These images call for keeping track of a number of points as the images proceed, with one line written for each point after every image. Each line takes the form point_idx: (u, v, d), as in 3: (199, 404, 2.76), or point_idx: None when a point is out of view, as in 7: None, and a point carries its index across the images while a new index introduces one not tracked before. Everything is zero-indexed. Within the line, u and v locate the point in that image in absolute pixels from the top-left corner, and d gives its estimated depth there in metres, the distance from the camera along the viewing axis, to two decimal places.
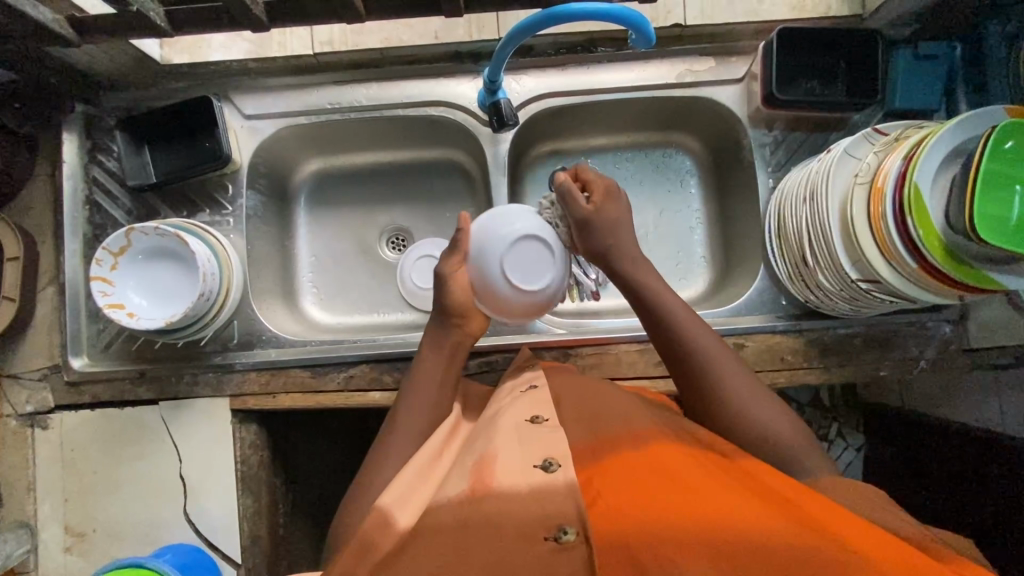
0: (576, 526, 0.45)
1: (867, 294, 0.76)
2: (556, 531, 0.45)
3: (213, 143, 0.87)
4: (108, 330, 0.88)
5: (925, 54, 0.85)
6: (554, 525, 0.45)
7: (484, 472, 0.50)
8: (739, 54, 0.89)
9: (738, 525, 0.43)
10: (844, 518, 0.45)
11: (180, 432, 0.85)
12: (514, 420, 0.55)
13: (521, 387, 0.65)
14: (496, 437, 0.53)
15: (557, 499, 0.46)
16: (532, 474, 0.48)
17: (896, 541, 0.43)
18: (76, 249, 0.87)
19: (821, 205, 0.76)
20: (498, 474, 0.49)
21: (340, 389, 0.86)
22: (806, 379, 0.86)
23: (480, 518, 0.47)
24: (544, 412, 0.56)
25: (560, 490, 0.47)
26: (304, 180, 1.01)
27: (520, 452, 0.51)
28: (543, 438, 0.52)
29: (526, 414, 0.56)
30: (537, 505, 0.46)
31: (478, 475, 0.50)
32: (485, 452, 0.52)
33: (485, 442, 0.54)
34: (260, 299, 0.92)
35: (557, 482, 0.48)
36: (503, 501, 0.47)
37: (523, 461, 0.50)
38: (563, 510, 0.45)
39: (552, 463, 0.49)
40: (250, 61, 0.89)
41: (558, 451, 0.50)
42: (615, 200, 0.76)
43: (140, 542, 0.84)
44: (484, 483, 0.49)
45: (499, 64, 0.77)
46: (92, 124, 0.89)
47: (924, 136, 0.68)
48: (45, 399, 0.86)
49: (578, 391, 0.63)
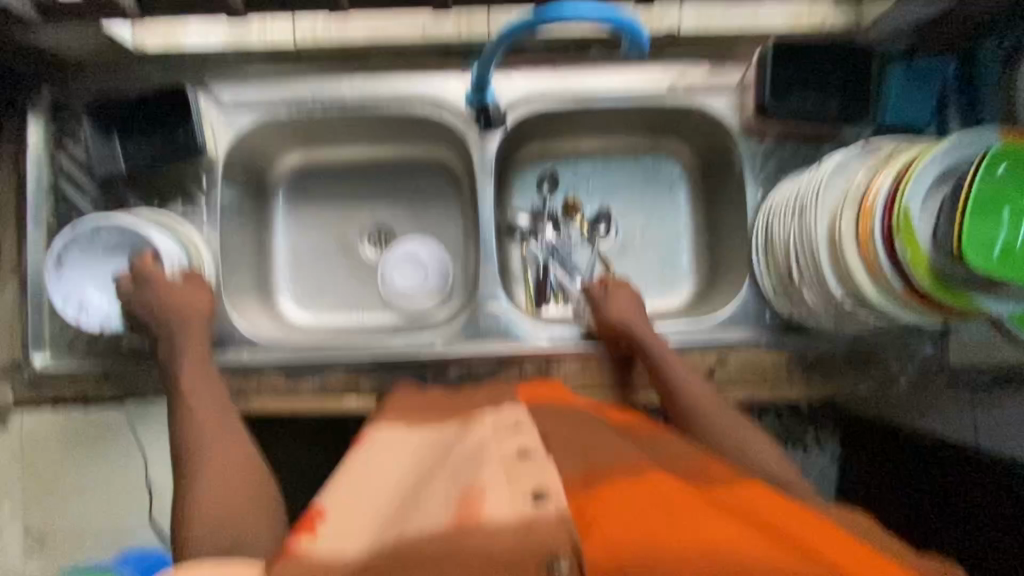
0: (570, 553, 0.43)
1: (852, 313, 0.75)
2: (550, 564, 0.42)
3: (186, 134, 0.82)
4: (72, 327, 0.84)
5: (919, 68, 0.83)
6: (546, 559, 0.43)
7: (471, 505, 0.47)
8: (735, 61, 0.87)
9: (732, 548, 0.42)
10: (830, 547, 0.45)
11: (147, 434, 0.82)
12: (501, 454, 0.53)
13: (508, 425, 0.59)
14: (483, 469, 0.51)
15: (546, 528, 0.44)
16: (520, 505, 0.47)
17: (883, 572, 0.43)
18: (40, 240, 0.83)
19: (810, 224, 0.75)
20: (488, 507, 0.47)
21: (315, 393, 0.84)
22: (787, 394, 0.86)
23: (460, 550, 0.43)
24: (529, 443, 0.54)
25: (549, 519, 0.45)
26: (282, 175, 0.98)
27: (508, 488, 0.49)
28: (528, 469, 0.50)
29: (515, 446, 0.54)
30: (527, 537, 0.44)
31: (464, 509, 0.47)
32: (470, 484, 0.50)
33: (471, 472, 0.52)
34: (233, 298, 0.88)
35: (548, 513, 0.46)
36: (490, 531, 0.44)
37: (510, 495, 0.48)
38: (557, 542, 0.43)
39: (543, 493, 0.48)
40: (229, 50, 0.87)
41: (549, 483, 0.49)
42: (626, 288, 0.84)
43: (103, 548, 0.81)
44: (471, 516, 0.46)
45: (488, 63, 0.75)
46: (58, 108, 0.84)
47: (915, 156, 0.67)
48: (5, 397, 0.83)
49: (563, 425, 0.62)
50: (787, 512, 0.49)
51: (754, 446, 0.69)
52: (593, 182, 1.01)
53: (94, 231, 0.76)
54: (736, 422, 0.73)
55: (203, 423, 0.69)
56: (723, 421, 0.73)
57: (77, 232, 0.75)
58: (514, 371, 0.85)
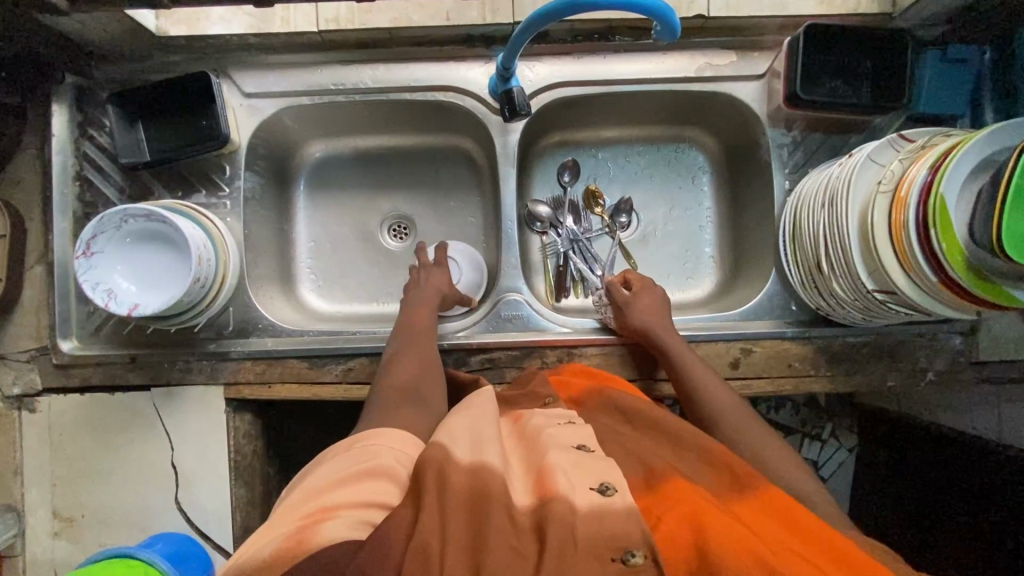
0: (644, 549, 0.42)
1: (881, 304, 0.74)
2: (624, 552, 0.42)
3: (211, 122, 0.83)
4: (98, 313, 0.85)
5: (954, 57, 0.82)
6: (621, 546, 0.43)
7: (546, 483, 0.48)
8: (763, 49, 0.86)
9: (790, 567, 0.41)
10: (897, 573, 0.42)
11: (172, 420, 0.83)
12: (563, 445, 0.54)
13: (562, 420, 0.59)
14: (550, 456, 0.52)
15: (619, 519, 0.44)
16: (589, 495, 0.46)
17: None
18: (65, 227, 0.84)
19: (840, 212, 0.74)
20: (560, 484, 0.47)
21: (338, 381, 0.84)
22: (812, 387, 0.85)
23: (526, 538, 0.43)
24: (591, 441, 0.55)
25: (619, 512, 0.45)
26: (304, 163, 0.98)
27: (575, 475, 0.49)
28: (593, 465, 0.51)
29: (573, 442, 0.54)
30: (601, 525, 0.44)
31: (540, 489, 0.47)
32: (540, 471, 0.50)
33: (534, 463, 0.52)
34: (257, 286, 0.89)
35: (615, 505, 0.46)
36: (562, 508, 0.44)
37: (578, 482, 0.48)
38: (629, 532, 0.43)
39: (609, 487, 0.48)
40: (250, 36, 0.84)
41: (613, 477, 0.49)
42: (651, 291, 0.83)
43: (131, 530, 0.82)
44: (548, 491, 0.47)
45: (514, 50, 0.73)
46: (84, 97, 0.85)
47: (956, 144, 0.65)
48: (32, 381, 0.84)
49: (614, 430, 0.62)
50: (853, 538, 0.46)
51: (778, 462, 0.64)
52: (615, 172, 1.01)
53: (122, 218, 0.76)
54: (764, 437, 0.67)
55: (410, 332, 0.77)
56: (746, 432, 0.67)
57: (105, 219, 0.75)
58: (537, 361, 0.84)
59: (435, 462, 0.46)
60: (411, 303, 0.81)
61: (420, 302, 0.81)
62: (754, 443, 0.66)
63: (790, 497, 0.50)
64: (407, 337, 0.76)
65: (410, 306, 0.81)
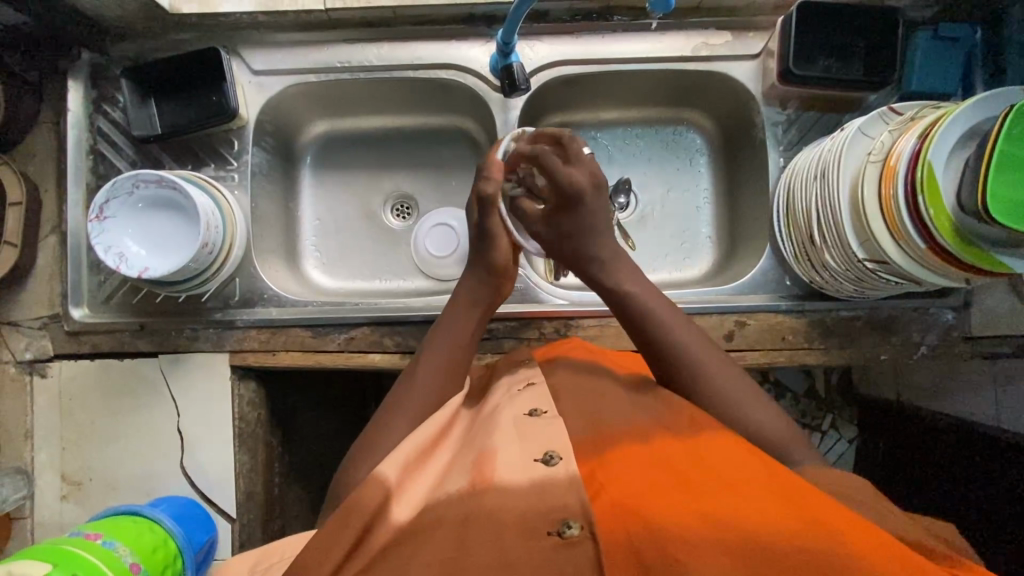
0: (580, 521, 0.46)
1: (872, 274, 0.76)
2: (561, 526, 0.46)
3: (220, 98, 0.86)
4: (109, 282, 0.87)
5: (945, 35, 0.83)
6: (557, 520, 0.46)
7: (485, 467, 0.52)
8: (759, 29, 0.88)
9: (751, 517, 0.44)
10: (841, 515, 0.44)
11: (179, 386, 0.85)
12: (513, 413, 0.57)
13: (519, 385, 0.64)
14: (496, 432, 0.55)
15: (558, 493, 0.48)
16: (533, 469, 0.50)
17: (896, 538, 0.42)
18: (78, 198, 0.87)
19: (832, 185, 0.75)
20: (499, 469, 0.51)
21: (340, 350, 0.86)
22: (806, 360, 0.86)
23: (477, 512, 0.48)
24: (541, 404, 0.59)
25: (561, 483, 0.49)
26: (310, 143, 1.00)
27: (520, 449, 0.53)
28: (540, 432, 0.55)
29: (526, 407, 0.58)
30: (539, 499, 0.48)
31: (478, 470, 0.51)
32: (484, 448, 0.54)
33: (485, 437, 0.56)
34: (262, 259, 0.91)
35: (558, 475, 0.50)
36: (503, 495, 0.49)
37: (523, 456, 0.52)
38: (567, 505, 0.47)
39: (553, 457, 0.52)
40: (260, 14, 0.86)
41: (557, 445, 0.53)
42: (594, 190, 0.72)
43: (136, 494, 0.84)
44: (485, 477, 0.50)
45: (513, 26, 0.76)
46: (98, 73, 0.88)
47: (941, 115, 0.67)
48: (44, 347, 0.86)
49: (578, 382, 0.63)
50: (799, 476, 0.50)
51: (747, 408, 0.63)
52: (614, 153, 1.03)
53: (133, 184, 0.79)
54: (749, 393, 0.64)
55: (446, 341, 0.69)
56: (729, 391, 0.64)
57: (117, 183, 0.78)
58: (534, 333, 0.86)
59: (369, 505, 0.49)
60: (428, 352, 0.69)
61: (444, 350, 0.69)
62: (740, 401, 0.63)
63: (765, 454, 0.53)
64: (418, 388, 0.65)
65: (456, 306, 0.73)
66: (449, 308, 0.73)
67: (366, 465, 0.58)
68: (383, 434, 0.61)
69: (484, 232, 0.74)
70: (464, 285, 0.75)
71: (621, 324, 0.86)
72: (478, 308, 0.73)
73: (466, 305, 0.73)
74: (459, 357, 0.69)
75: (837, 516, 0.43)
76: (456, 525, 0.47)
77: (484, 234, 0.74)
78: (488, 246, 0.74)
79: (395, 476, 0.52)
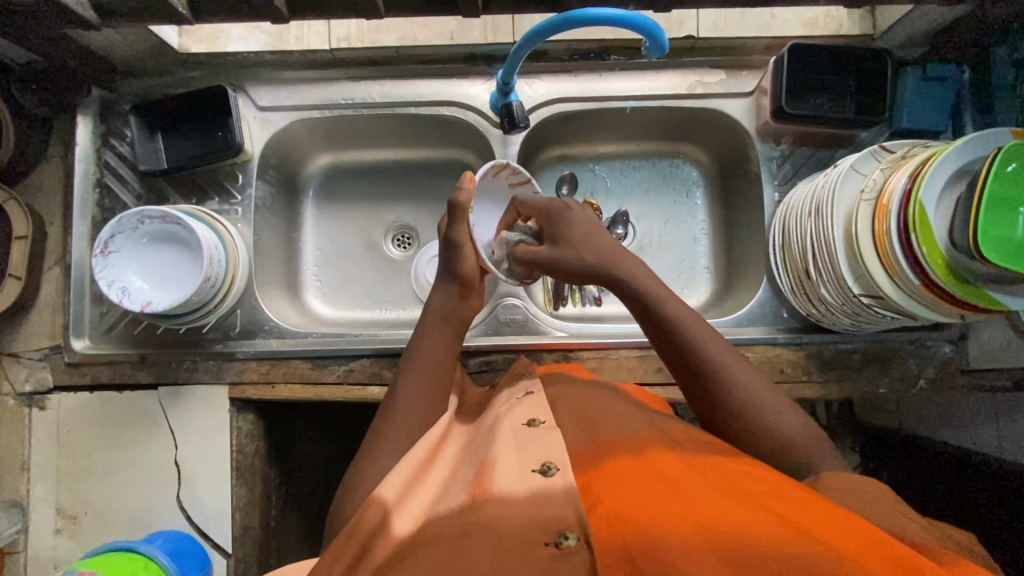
0: (576, 531, 0.46)
1: (868, 309, 0.76)
2: (557, 536, 0.46)
3: (226, 133, 0.88)
4: (111, 313, 0.88)
5: (934, 75, 0.85)
6: (555, 531, 0.46)
7: (484, 479, 0.51)
8: (752, 68, 0.90)
9: (752, 529, 0.43)
10: (842, 531, 0.43)
11: (178, 418, 0.85)
12: (512, 424, 0.57)
13: (518, 395, 0.65)
14: (494, 444, 0.54)
15: (556, 504, 0.48)
16: (531, 479, 0.50)
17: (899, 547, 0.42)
18: (83, 231, 0.88)
19: (825, 220, 0.76)
20: (497, 480, 0.50)
21: (340, 382, 0.86)
22: (805, 392, 0.86)
23: (477, 526, 0.47)
24: (539, 415, 0.58)
25: (559, 494, 0.48)
26: (314, 174, 1.02)
27: (518, 458, 0.52)
28: (539, 442, 0.54)
29: (524, 417, 0.57)
30: (539, 512, 0.47)
31: (478, 483, 0.51)
32: (483, 459, 0.53)
33: (485, 448, 0.55)
34: (263, 289, 0.92)
35: (557, 486, 0.49)
36: (502, 507, 0.48)
37: (522, 466, 0.51)
38: (564, 516, 0.46)
39: (551, 467, 0.51)
40: (267, 53, 0.90)
41: (556, 456, 0.52)
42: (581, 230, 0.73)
43: (131, 527, 0.84)
44: (483, 489, 0.50)
45: (512, 67, 0.78)
46: (107, 108, 0.90)
47: (931, 154, 0.68)
48: (43, 379, 0.86)
49: (577, 396, 0.63)
50: (798, 487, 0.49)
51: (773, 423, 0.61)
52: (612, 185, 1.04)
53: (138, 220, 0.80)
54: (768, 396, 0.62)
55: (427, 359, 0.68)
56: (749, 394, 0.62)
57: (123, 219, 0.79)
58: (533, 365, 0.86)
59: (368, 524, 0.50)
60: (415, 371, 0.67)
61: (432, 369, 0.68)
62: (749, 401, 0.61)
63: (766, 467, 0.53)
64: (407, 410, 0.64)
65: (428, 321, 0.71)
66: (422, 325, 0.72)
67: (364, 492, 0.58)
68: (381, 460, 0.60)
69: (452, 242, 0.73)
70: (436, 298, 0.73)
71: (618, 355, 0.86)
72: (455, 322, 0.72)
73: (444, 317, 0.72)
74: (442, 377, 0.68)
75: (842, 531, 0.43)
76: (452, 540, 0.47)
77: (452, 243, 0.74)
78: (456, 256, 0.73)
79: (394, 495, 0.53)
